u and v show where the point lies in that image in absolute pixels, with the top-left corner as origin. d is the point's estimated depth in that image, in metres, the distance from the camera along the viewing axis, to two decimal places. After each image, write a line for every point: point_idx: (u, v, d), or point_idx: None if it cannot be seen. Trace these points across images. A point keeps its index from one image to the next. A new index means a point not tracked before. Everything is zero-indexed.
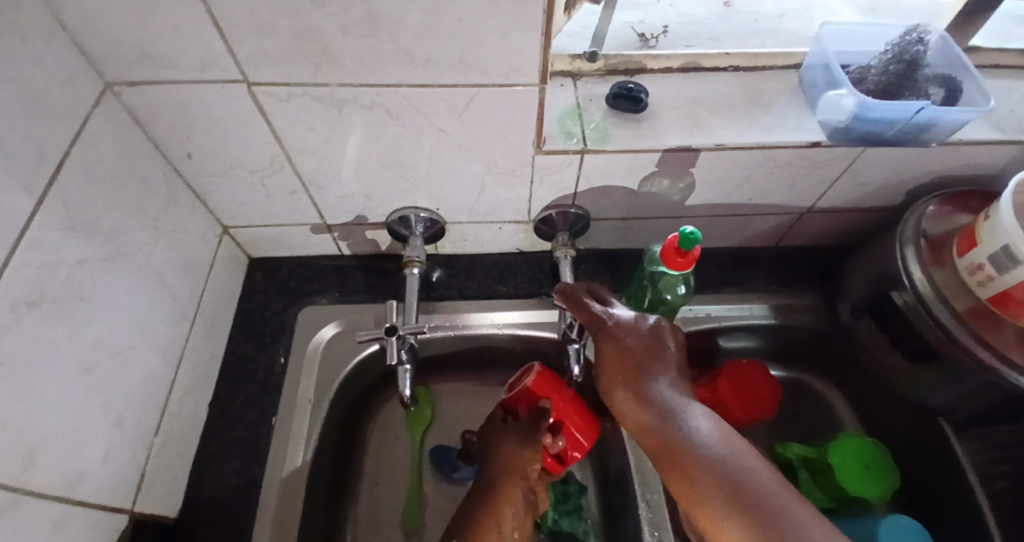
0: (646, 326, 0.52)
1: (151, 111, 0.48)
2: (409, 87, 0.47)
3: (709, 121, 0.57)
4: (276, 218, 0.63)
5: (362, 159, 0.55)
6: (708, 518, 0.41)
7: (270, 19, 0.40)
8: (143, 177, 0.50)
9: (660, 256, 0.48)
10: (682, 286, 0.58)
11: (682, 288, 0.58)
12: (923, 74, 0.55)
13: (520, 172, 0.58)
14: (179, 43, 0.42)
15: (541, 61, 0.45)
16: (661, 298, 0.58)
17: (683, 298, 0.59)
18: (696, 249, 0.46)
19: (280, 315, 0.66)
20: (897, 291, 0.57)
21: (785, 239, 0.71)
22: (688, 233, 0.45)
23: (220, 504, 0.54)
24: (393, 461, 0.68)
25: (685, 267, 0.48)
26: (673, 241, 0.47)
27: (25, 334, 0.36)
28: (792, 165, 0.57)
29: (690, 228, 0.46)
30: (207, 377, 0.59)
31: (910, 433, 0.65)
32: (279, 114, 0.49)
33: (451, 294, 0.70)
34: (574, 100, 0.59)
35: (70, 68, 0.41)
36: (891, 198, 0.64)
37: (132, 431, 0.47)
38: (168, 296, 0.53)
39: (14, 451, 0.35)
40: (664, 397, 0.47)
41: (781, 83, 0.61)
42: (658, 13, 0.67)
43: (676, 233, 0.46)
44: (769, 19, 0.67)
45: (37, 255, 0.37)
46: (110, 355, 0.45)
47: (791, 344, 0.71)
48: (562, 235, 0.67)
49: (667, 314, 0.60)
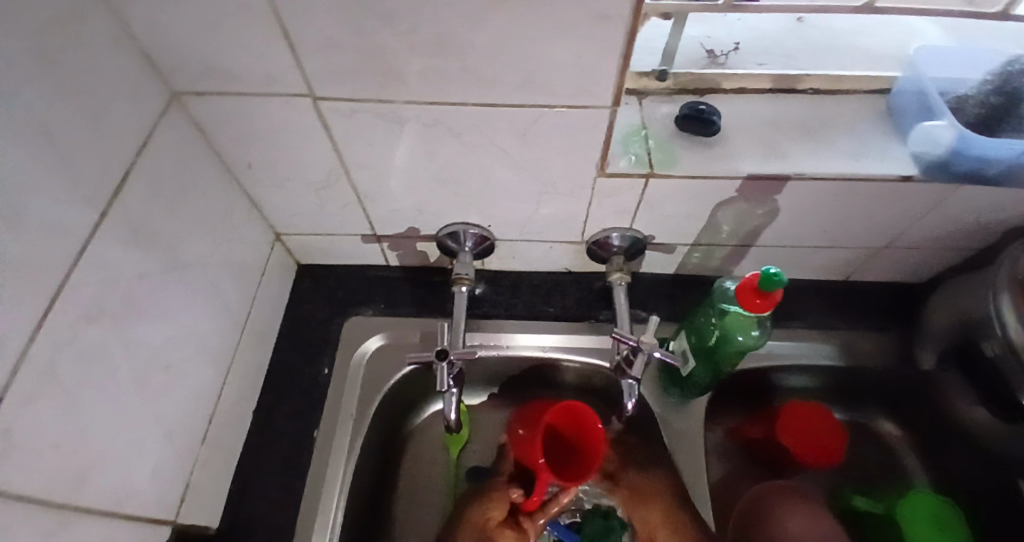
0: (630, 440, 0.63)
1: (214, 122, 0.48)
2: (474, 106, 0.45)
3: (785, 148, 0.53)
4: (327, 227, 0.63)
5: (418, 175, 0.54)
6: None
7: (341, 35, 0.39)
8: (203, 187, 0.50)
9: (736, 292, 0.46)
10: (755, 330, 0.54)
11: (756, 331, 0.54)
12: (1023, 111, 0.53)
13: (579, 194, 0.55)
14: (249, 58, 0.41)
15: (615, 84, 0.43)
16: (730, 337, 0.54)
17: (756, 341, 0.55)
18: (778, 293, 0.44)
19: (325, 324, 0.66)
20: (987, 339, 0.53)
21: (855, 273, 0.66)
22: (772, 273, 0.43)
23: (259, 516, 0.54)
24: (427, 479, 0.67)
25: (765, 309, 0.45)
26: (754, 279, 0.45)
27: (81, 347, 0.36)
28: (875, 199, 0.53)
29: (772, 268, 0.43)
30: (253, 386, 0.59)
31: (991, 494, 0.59)
32: (340, 129, 0.48)
33: (496, 312, 0.68)
34: (640, 120, 0.56)
35: (138, 78, 0.41)
36: (981, 236, 0.58)
37: (179, 442, 0.47)
38: (220, 305, 0.53)
39: (64, 467, 0.35)
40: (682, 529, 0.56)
41: (865, 107, 0.57)
42: (731, 28, 0.63)
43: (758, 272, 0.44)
44: (852, 35, 0.62)
45: (99, 269, 0.37)
46: (162, 367, 0.45)
47: (859, 386, 0.67)
48: (616, 257, 0.64)
49: (734, 357, 0.56)
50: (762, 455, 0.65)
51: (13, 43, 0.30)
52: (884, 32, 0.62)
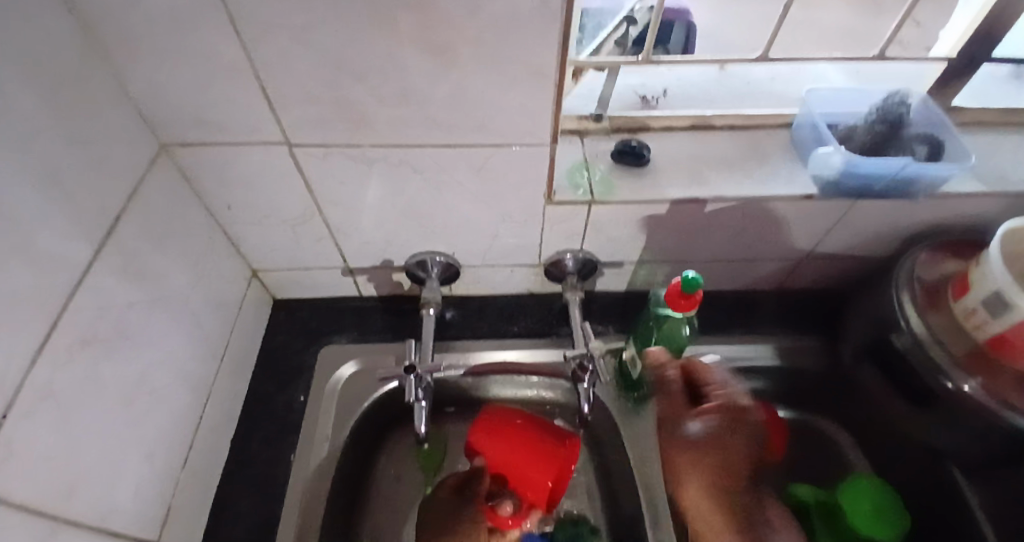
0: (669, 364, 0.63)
1: (198, 168, 0.53)
2: (431, 147, 0.52)
3: (707, 175, 0.61)
4: (304, 262, 0.68)
5: (385, 209, 0.60)
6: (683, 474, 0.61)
7: (313, 90, 0.45)
8: (187, 227, 0.55)
9: (665, 298, 0.52)
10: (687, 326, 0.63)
11: (687, 328, 0.63)
12: (906, 133, 0.60)
13: (531, 222, 0.62)
14: (230, 111, 0.47)
15: (552, 124, 0.50)
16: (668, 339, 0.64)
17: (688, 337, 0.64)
18: (698, 293, 0.51)
19: (302, 354, 0.70)
20: (896, 334, 0.60)
21: (786, 283, 0.74)
22: (690, 278, 0.50)
23: (236, 538, 0.56)
24: (402, 500, 0.69)
25: (689, 309, 0.52)
26: (678, 285, 0.51)
27: (75, 370, 0.40)
28: (787, 216, 0.61)
29: (691, 273, 0.51)
30: (230, 414, 0.62)
31: (920, 481, 0.65)
32: (314, 170, 0.54)
33: (463, 334, 0.73)
34: (582, 155, 0.63)
35: (131, 132, 0.47)
36: (886, 246, 0.67)
37: (161, 464, 0.50)
38: (201, 335, 0.57)
39: (54, 482, 0.38)
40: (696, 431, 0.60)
41: (774, 139, 0.65)
42: (660, 76, 0.72)
43: (679, 278, 0.51)
44: (763, 80, 0.72)
45: (92, 300, 0.42)
46: (147, 392, 0.48)
47: (799, 387, 0.73)
48: (571, 278, 0.70)
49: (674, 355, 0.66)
50: None
51: (18, 104, 0.35)
52: (789, 77, 0.73)
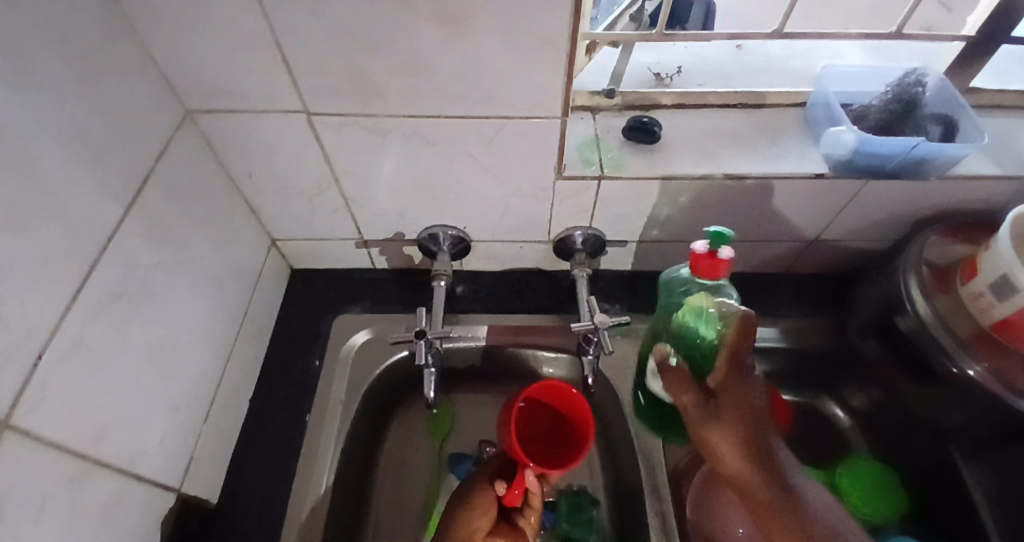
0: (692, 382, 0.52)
1: (220, 135, 0.55)
2: (445, 118, 0.53)
3: (717, 152, 0.61)
4: (320, 232, 0.70)
5: (400, 181, 0.61)
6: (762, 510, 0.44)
7: (331, 59, 0.47)
8: (209, 193, 0.57)
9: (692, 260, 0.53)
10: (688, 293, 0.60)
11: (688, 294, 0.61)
12: (920, 113, 0.60)
13: (541, 196, 0.63)
14: (252, 79, 0.49)
15: (563, 97, 0.51)
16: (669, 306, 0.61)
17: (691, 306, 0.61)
18: (728, 250, 0.52)
19: (317, 321, 0.72)
20: (902, 316, 0.60)
21: (796, 264, 0.75)
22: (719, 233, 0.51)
23: (254, 491, 0.59)
24: (411, 465, 0.71)
25: (723, 270, 0.52)
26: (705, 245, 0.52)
27: (105, 322, 0.42)
28: (798, 196, 0.61)
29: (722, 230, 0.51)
30: (249, 376, 0.65)
31: (922, 460, 0.65)
32: (330, 140, 0.56)
33: (473, 307, 0.75)
34: (593, 131, 0.64)
35: (156, 97, 0.48)
36: (897, 228, 0.67)
37: (184, 417, 0.53)
38: (222, 298, 0.59)
39: (85, 425, 0.40)
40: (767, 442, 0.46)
41: (787, 119, 0.66)
42: (675, 54, 0.72)
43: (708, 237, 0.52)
44: (779, 60, 0.72)
45: (122, 257, 0.44)
46: (172, 349, 0.51)
47: (804, 368, 0.74)
48: (580, 254, 0.71)
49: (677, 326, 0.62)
50: None
51: (51, 64, 0.37)
52: (805, 56, 0.72)
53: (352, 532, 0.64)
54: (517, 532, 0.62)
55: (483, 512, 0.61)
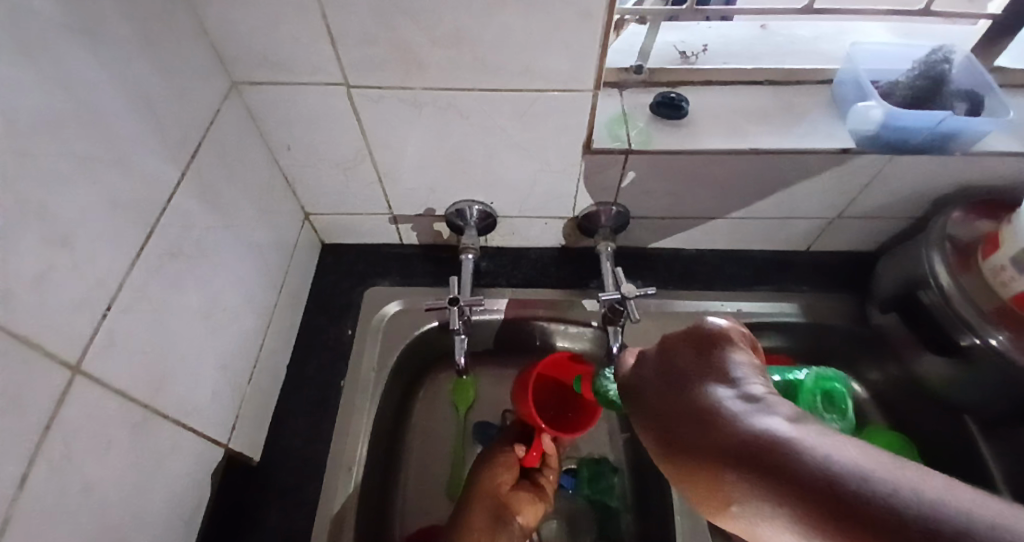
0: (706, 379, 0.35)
1: (263, 107, 0.57)
2: (480, 91, 0.54)
3: (743, 128, 0.62)
4: (351, 206, 0.72)
5: (433, 154, 0.63)
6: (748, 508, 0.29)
7: (375, 31, 0.48)
8: (251, 164, 0.59)
9: None
10: None
11: None
12: (947, 90, 0.61)
13: (569, 170, 0.64)
14: (297, 50, 0.51)
15: (596, 70, 0.52)
16: None
17: None
18: None
19: (349, 293, 0.74)
20: (925, 290, 0.62)
21: (817, 243, 0.76)
22: None
23: (293, 450, 0.62)
24: (438, 433, 0.75)
25: None
26: None
27: (164, 278, 0.45)
28: (823, 171, 0.62)
29: None
30: (286, 343, 0.67)
31: (939, 435, 0.68)
32: (368, 113, 0.57)
33: (499, 282, 0.77)
34: (621, 108, 0.65)
35: (207, 68, 0.50)
36: (919, 206, 0.68)
37: (231, 377, 0.55)
38: (263, 266, 0.61)
39: (147, 374, 0.43)
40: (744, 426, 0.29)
41: (813, 96, 0.66)
42: (701, 34, 0.73)
43: None
44: (805, 39, 0.72)
45: (179, 218, 0.46)
46: (221, 310, 0.53)
47: (823, 345, 0.75)
48: (604, 231, 0.73)
49: None
50: None
51: (118, 31, 0.39)
52: (831, 36, 0.73)
53: (383, 493, 0.67)
54: (540, 490, 0.65)
55: (506, 467, 0.64)
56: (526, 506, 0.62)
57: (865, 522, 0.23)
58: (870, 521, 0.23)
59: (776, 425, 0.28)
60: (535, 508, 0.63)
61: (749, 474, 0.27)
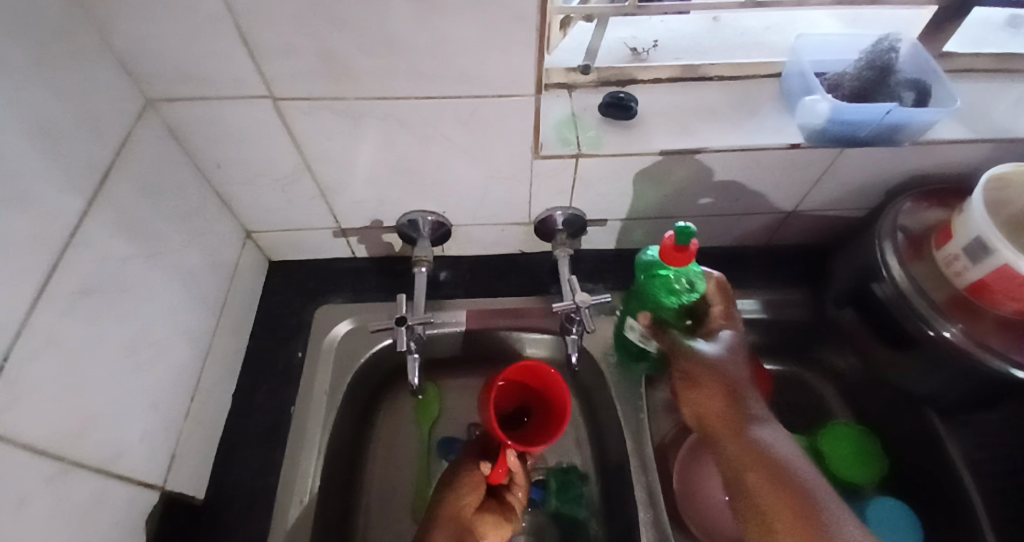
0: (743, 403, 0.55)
1: (185, 124, 0.54)
2: (417, 99, 0.52)
3: (694, 127, 0.61)
4: (296, 222, 0.68)
5: (376, 166, 0.60)
6: (760, 476, 0.49)
7: (298, 40, 0.45)
8: (178, 184, 0.55)
9: (663, 256, 0.54)
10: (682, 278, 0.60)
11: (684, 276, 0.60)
12: (894, 80, 0.60)
13: (520, 176, 0.62)
14: (216, 64, 0.47)
15: (537, 74, 0.50)
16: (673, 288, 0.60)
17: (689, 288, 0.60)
18: (693, 245, 0.52)
19: (299, 312, 0.71)
20: (878, 283, 0.61)
21: (775, 237, 0.75)
22: (684, 228, 0.51)
23: (242, 484, 0.59)
24: (402, 454, 0.71)
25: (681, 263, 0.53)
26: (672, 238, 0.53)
27: (79, 318, 0.41)
28: (775, 167, 0.61)
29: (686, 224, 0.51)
30: (231, 370, 0.64)
31: (899, 423, 0.67)
32: (301, 126, 0.54)
33: (456, 293, 0.74)
34: (569, 111, 0.63)
35: (116, 87, 0.47)
36: (871, 197, 0.68)
37: (165, 414, 0.52)
38: (199, 292, 0.58)
39: (64, 425, 0.40)
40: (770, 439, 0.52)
41: (762, 90, 0.66)
42: (650, 28, 0.71)
43: (672, 235, 0.53)
44: (756, 32, 0.71)
45: (91, 252, 0.43)
46: (149, 345, 0.50)
47: (784, 340, 0.75)
48: (562, 235, 0.71)
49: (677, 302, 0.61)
50: None
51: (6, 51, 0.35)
52: (781, 28, 0.71)
53: (343, 520, 0.64)
54: (505, 510, 0.63)
55: (470, 490, 0.62)
56: (490, 529, 0.60)
57: (790, 497, 0.47)
58: (792, 503, 0.47)
59: (774, 436, 0.53)
60: (499, 530, 0.60)
61: (760, 457, 0.50)
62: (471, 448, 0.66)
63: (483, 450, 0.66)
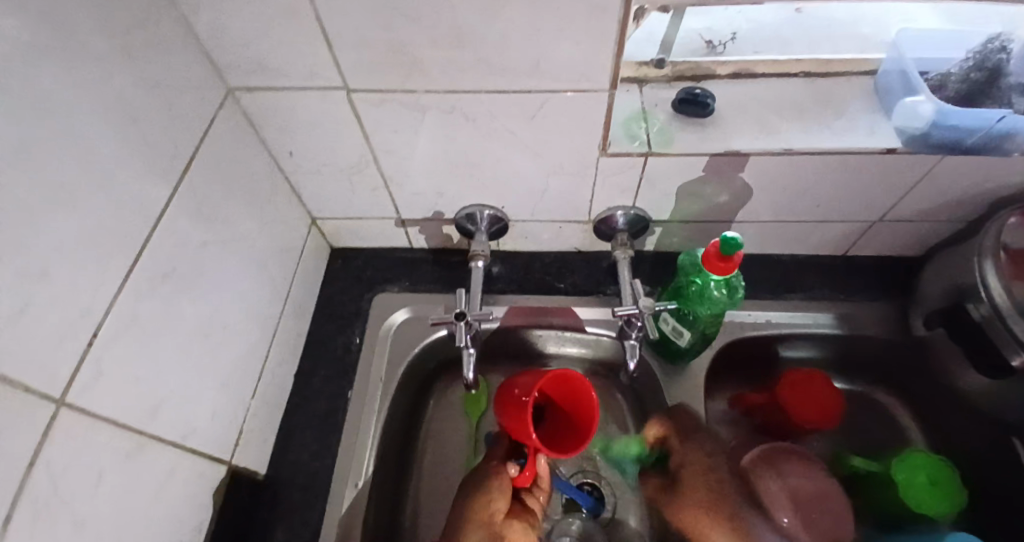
0: (790, 465, 0.62)
1: (261, 113, 0.55)
2: (486, 93, 0.51)
3: (776, 125, 0.57)
4: (358, 211, 0.69)
5: (439, 159, 0.60)
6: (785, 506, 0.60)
7: (371, 31, 0.45)
8: (251, 172, 0.57)
9: (703, 260, 0.54)
10: (722, 290, 0.59)
11: (718, 291, 0.59)
12: (1005, 83, 0.56)
13: (584, 173, 0.60)
14: (292, 55, 0.48)
15: (612, 69, 0.48)
16: (705, 295, 0.60)
17: (726, 301, 0.60)
18: (737, 254, 0.52)
19: (357, 300, 0.73)
20: (974, 303, 0.56)
21: (854, 248, 0.70)
22: (729, 239, 0.51)
23: (300, 465, 0.61)
24: (450, 446, 0.72)
25: (723, 272, 0.53)
26: (716, 247, 0.52)
27: (157, 300, 0.43)
28: (863, 173, 0.57)
29: (731, 234, 0.51)
30: (293, 354, 0.66)
31: (987, 454, 0.62)
32: (369, 117, 0.54)
33: (511, 288, 0.74)
34: (639, 105, 0.61)
35: (200, 76, 0.48)
36: (972, 208, 0.62)
37: (233, 394, 0.54)
38: (266, 277, 0.60)
39: (141, 401, 0.42)
40: (802, 488, 0.61)
41: (852, 87, 0.61)
42: (730, 18, 0.66)
43: (718, 240, 0.52)
44: (848, 23, 0.64)
45: (170, 236, 0.45)
46: (220, 326, 0.52)
47: (857, 357, 0.71)
48: (622, 234, 0.69)
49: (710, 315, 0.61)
50: (769, 420, 0.68)
51: (99, 42, 0.37)
52: (876, 18, 0.65)
53: (393, 507, 0.66)
54: (530, 516, 0.61)
55: (500, 493, 0.60)
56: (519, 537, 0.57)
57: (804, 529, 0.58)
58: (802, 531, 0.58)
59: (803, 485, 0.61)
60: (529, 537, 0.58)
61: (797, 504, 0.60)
62: (496, 451, 0.65)
63: (510, 452, 0.65)
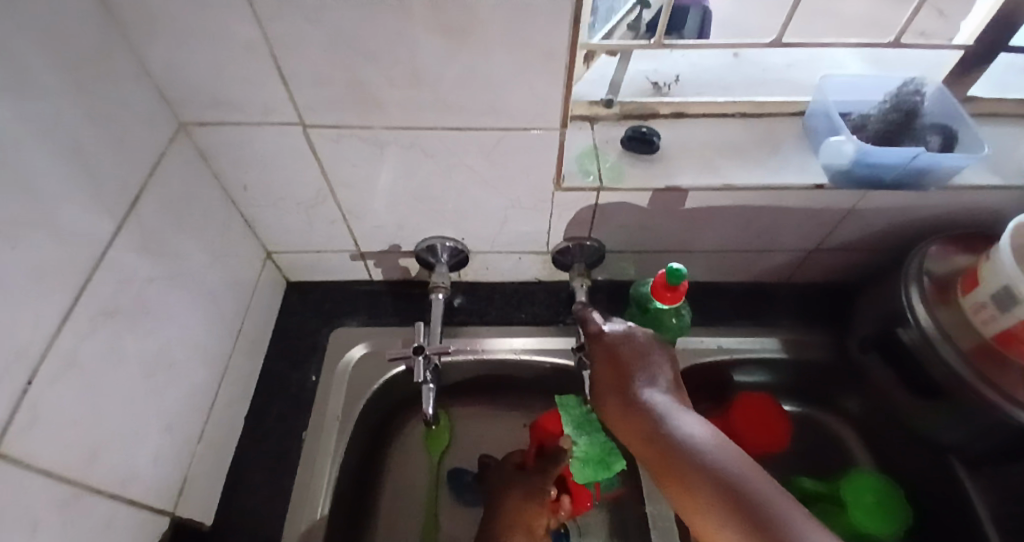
0: None
1: (216, 149, 0.55)
2: (444, 130, 0.52)
3: (719, 164, 0.61)
4: (315, 245, 0.69)
5: (397, 193, 0.60)
6: None
7: (330, 71, 0.46)
8: (204, 206, 0.56)
9: (652, 290, 0.56)
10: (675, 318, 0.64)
11: (675, 319, 0.63)
12: (920, 124, 0.60)
13: (540, 207, 0.62)
14: (249, 92, 0.48)
15: (563, 108, 0.50)
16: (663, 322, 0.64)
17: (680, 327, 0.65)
18: (683, 283, 0.54)
19: (313, 334, 0.71)
20: (903, 327, 0.60)
21: (795, 275, 0.75)
22: (676, 269, 0.53)
23: (250, 511, 0.58)
24: (411, 483, 0.70)
25: (674, 301, 0.55)
26: (663, 277, 0.54)
27: (99, 341, 0.41)
28: (798, 206, 0.61)
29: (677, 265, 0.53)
30: (244, 393, 0.64)
31: (926, 473, 0.65)
32: (327, 152, 0.55)
33: (471, 320, 0.74)
34: (591, 142, 0.63)
35: (152, 113, 0.48)
36: (896, 238, 0.67)
37: (178, 438, 0.52)
38: (217, 313, 0.58)
39: (78, 448, 0.39)
40: None
41: (784, 128, 0.66)
42: (673, 63, 0.71)
43: (664, 270, 0.54)
44: (778, 69, 0.71)
45: (114, 273, 0.43)
46: (167, 366, 0.50)
47: (804, 380, 0.74)
48: (578, 265, 0.71)
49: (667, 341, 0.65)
50: None
51: (46, 78, 0.36)
52: (803, 67, 0.72)
53: None
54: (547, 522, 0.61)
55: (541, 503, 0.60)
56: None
57: None
58: None
59: None
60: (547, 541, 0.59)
61: None
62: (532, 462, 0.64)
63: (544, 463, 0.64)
